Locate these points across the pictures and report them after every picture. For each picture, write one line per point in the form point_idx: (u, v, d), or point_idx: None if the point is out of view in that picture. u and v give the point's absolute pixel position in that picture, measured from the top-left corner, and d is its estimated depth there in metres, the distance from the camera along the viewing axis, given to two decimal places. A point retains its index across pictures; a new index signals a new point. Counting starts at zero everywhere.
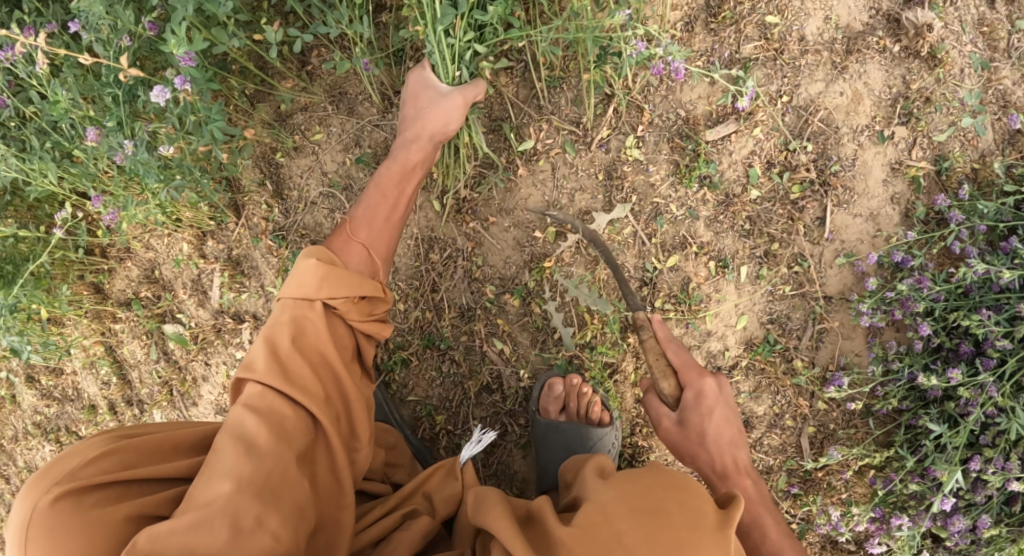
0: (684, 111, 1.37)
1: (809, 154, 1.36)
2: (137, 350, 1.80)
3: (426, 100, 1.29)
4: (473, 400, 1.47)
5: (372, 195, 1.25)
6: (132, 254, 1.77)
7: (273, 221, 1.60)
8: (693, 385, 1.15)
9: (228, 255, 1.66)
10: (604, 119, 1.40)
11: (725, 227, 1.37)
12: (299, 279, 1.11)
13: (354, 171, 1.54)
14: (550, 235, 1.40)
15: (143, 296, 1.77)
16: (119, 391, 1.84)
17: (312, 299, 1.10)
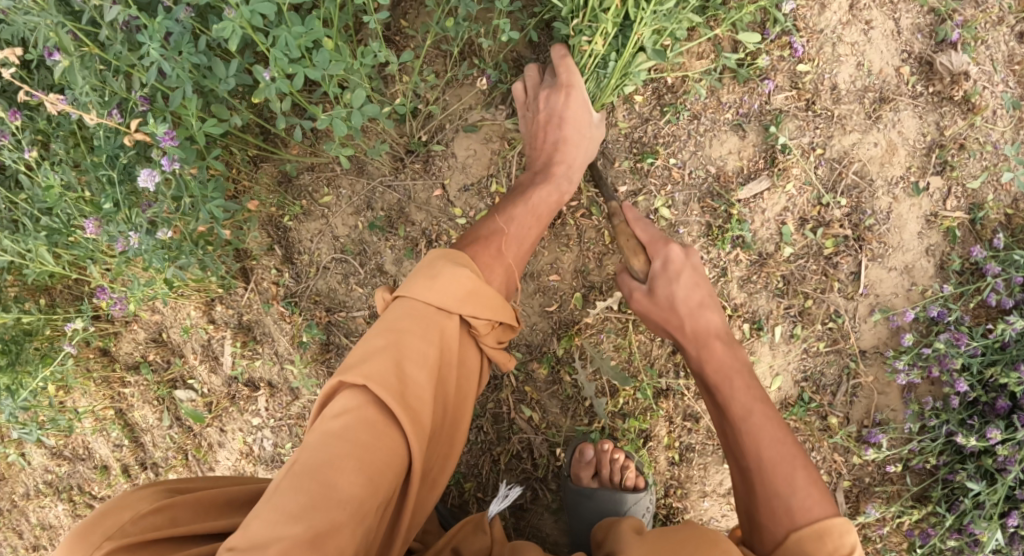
0: (715, 167, 1.33)
1: (842, 209, 1.32)
2: (148, 416, 1.77)
3: (574, 122, 1.26)
4: (501, 466, 1.43)
5: (522, 212, 1.20)
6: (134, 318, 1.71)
7: (284, 285, 1.54)
8: (695, 343, 1.16)
9: (239, 320, 1.61)
10: (630, 179, 1.34)
11: (758, 287, 1.33)
12: (440, 286, 0.97)
13: (367, 234, 1.47)
14: (578, 301, 1.36)
15: (151, 360, 1.74)
16: (132, 454, 1.80)
17: (450, 311, 0.97)
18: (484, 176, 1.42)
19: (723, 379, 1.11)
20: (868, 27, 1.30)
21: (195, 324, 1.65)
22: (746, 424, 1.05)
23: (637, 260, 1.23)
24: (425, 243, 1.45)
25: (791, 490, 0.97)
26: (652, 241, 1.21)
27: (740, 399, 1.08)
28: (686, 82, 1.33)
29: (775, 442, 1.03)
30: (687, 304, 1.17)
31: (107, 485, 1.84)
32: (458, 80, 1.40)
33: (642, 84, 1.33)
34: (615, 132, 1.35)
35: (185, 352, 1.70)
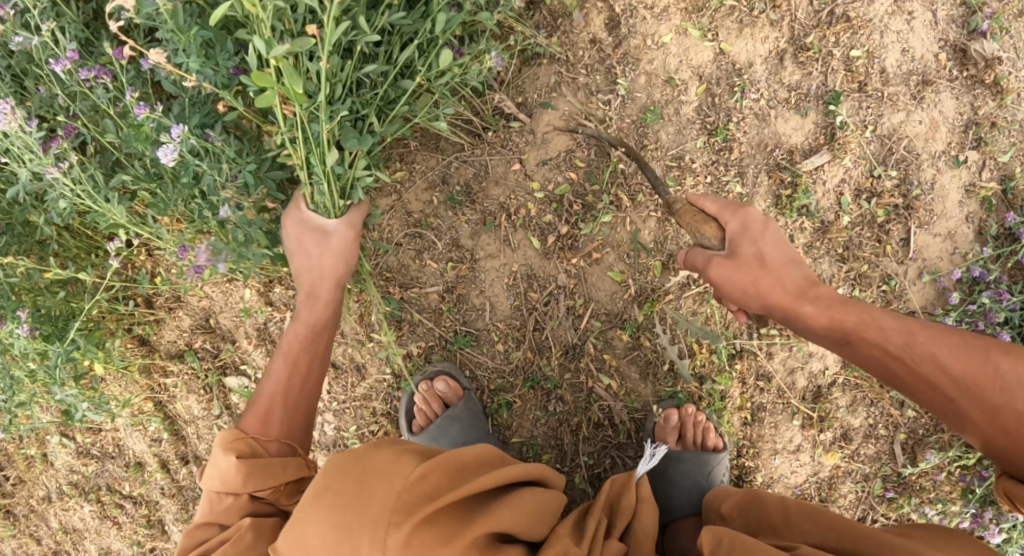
0: (782, 142, 1.42)
1: (892, 180, 1.44)
2: (193, 406, 1.83)
3: (308, 243, 1.30)
4: (577, 437, 1.49)
5: (278, 370, 1.30)
6: (179, 303, 1.77)
7: (352, 264, 1.53)
8: (737, 217, 1.10)
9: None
10: (702, 152, 1.43)
11: (821, 252, 1.44)
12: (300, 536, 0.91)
13: (445, 209, 1.51)
14: (658, 268, 1.44)
15: (197, 348, 1.78)
16: (173, 447, 1.87)
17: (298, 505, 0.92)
18: (562, 151, 1.47)
19: (800, 301, 1.06)
20: (910, 16, 1.44)
21: (252, 305, 1.72)
22: (926, 353, 0.99)
23: (709, 229, 1.14)
24: (504, 216, 1.49)
25: (991, 398, 0.93)
26: (721, 210, 1.13)
27: (809, 288, 1.07)
28: (751, 64, 1.44)
29: (862, 316, 1.04)
30: (717, 221, 1.13)
31: (142, 483, 1.91)
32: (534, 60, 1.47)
33: (711, 66, 1.44)
34: (688, 109, 1.44)
35: (239, 339, 1.76)
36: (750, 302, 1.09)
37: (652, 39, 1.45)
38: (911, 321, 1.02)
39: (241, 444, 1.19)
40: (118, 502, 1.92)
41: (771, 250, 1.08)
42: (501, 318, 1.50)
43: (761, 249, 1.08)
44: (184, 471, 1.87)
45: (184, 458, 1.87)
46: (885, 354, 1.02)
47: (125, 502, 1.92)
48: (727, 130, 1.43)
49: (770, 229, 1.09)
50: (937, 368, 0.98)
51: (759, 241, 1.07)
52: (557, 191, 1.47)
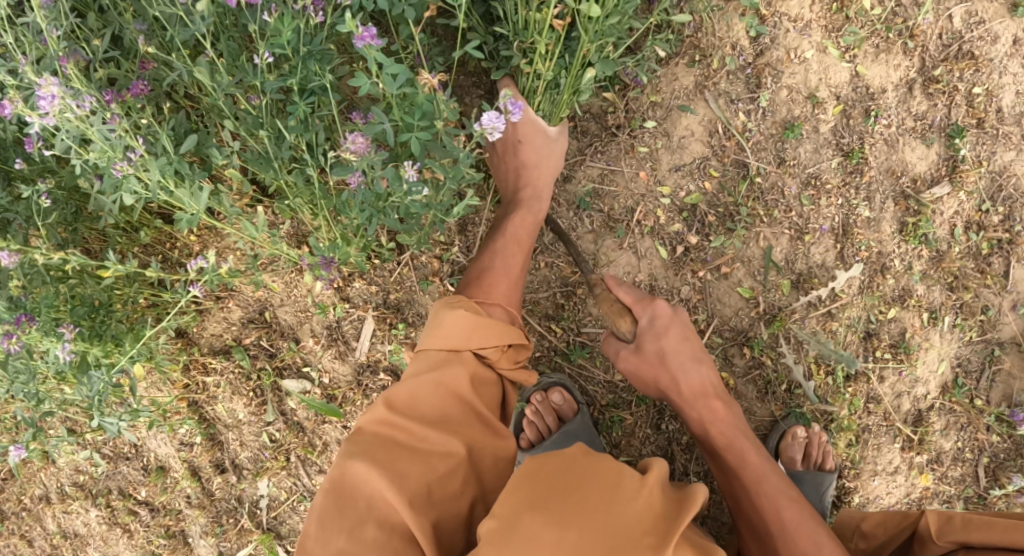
0: (908, 171, 1.45)
1: (999, 216, 1.47)
2: (236, 408, 1.69)
3: (534, 142, 1.38)
4: (690, 456, 1.47)
5: (504, 244, 1.31)
6: (229, 293, 1.66)
7: (449, 261, 1.53)
8: (646, 312, 1.25)
9: (384, 299, 1.55)
10: (834, 173, 1.44)
11: (933, 281, 1.46)
12: (445, 329, 1.11)
13: (572, 210, 1.44)
14: (786, 287, 1.44)
15: (248, 344, 1.66)
16: (208, 453, 1.73)
17: (461, 348, 1.11)
18: (698, 158, 1.44)
19: (701, 402, 1.24)
20: None
21: (322, 299, 1.58)
22: (713, 432, 1.23)
23: (624, 321, 1.27)
24: (633, 222, 1.44)
25: (743, 449, 1.20)
26: (633, 302, 1.27)
27: (714, 424, 1.23)
28: (884, 90, 1.44)
29: (725, 437, 1.22)
30: (630, 313, 1.27)
31: (165, 489, 1.78)
32: (673, 60, 1.44)
33: (847, 88, 1.44)
34: (824, 129, 1.44)
35: (302, 337, 1.62)
36: (650, 390, 1.29)
37: (794, 53, 1.44)
38: (733, 411, 1.25)
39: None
40: (132, 507, 1.80)
41: (628, 333, 1.26)
42: None
43: (662, 346, 1.24)
44: (218, 480, 1.73)
45: (219, 465, 1.73)
46: (725, 446, 1.21)
47: (140, 508, 1.79)
48: (860, 153, 1.44)
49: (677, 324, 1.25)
50: (714, 412, 1.24)
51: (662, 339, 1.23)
52: (687, 199, 1.44)
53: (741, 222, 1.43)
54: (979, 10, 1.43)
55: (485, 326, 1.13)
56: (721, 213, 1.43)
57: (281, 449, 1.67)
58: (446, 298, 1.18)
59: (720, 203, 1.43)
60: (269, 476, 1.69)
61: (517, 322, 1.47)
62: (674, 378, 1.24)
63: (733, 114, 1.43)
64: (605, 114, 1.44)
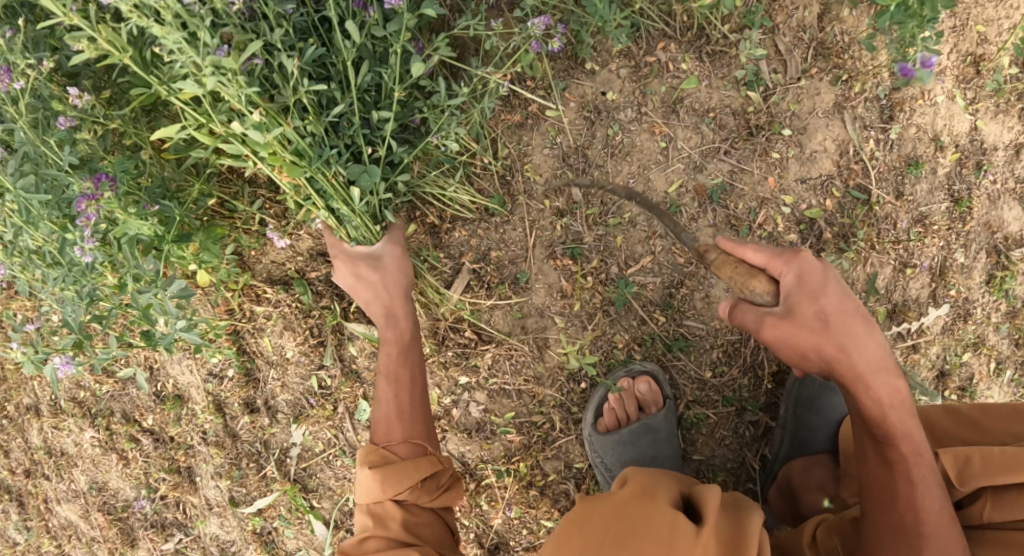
0: (1002, 228, 1.52)
1: None
2: (285, 346, 1.56)
3: (385, 269, 1.36)
4: (762, 463, 1.48)
5: (388, 388, 1.30)
6: (304, 220, 1.53)
7: (567, 231, 1.45)
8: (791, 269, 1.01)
9: (484, 254, 1.48)
10: (941, 215, 1.49)
11: (1007, 334, 1.53)
12: (364, 488, 1.22)
13: (701, 202, 1.46)
14: (881, 315, 1.48)
15: (314, 279, 1.53)
16: (240, 391, 1.59)
17: (382, 498, 1.21)
18: (824, 176, 1.47)
19: (870, 380, 0.98)
20: None
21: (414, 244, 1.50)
22: (895, 464, 1.00)
23: (756, 282, 1.04)
24: (755, 225, 1.46)
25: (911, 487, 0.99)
26: (773, 260, 1.02)
27: (894, 415, 0.99)
28: (995, 148, 1.51)
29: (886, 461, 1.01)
30: (768, 272, 1.04)
31: (178, 422, 1.65)
32: (818, 75, 1.48)
33: (966, 138, 1.51)
34: (941, 172, 1.49)
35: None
36: (807, 363, 1.00)
37: (927, 95, 1.49)
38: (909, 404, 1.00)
39: (372, 457, 1.24)
40: (135, 435, 1.69)
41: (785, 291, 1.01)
42: (724, 330, 1.46)
43: (821, 305, 0.98)
44: (244, 421, 1.60)
45: (249, 405, 1.59)
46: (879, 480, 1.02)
47: (144, 437, 1.68)
48: (968, 201, 1.50)
49: (830, 280, 1.00)
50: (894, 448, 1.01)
51: (819, 297, 0.98)
52: (807, 211, 1.47)
53: (854, 244, 1.46)
54: None
55: (392, 474, 1.21)
56: (836, 233, 1.47)
57: (330, 399, 1.55)
58: (359, 454, 1.25)
59: (837, 223, 1.47)
60: (307, 425, 1.57)
61: (622, 302, 1.45)
62: (862, 343, 0.98)
63: (862, 140, 1.47)
64: (745, 113, 1.47)
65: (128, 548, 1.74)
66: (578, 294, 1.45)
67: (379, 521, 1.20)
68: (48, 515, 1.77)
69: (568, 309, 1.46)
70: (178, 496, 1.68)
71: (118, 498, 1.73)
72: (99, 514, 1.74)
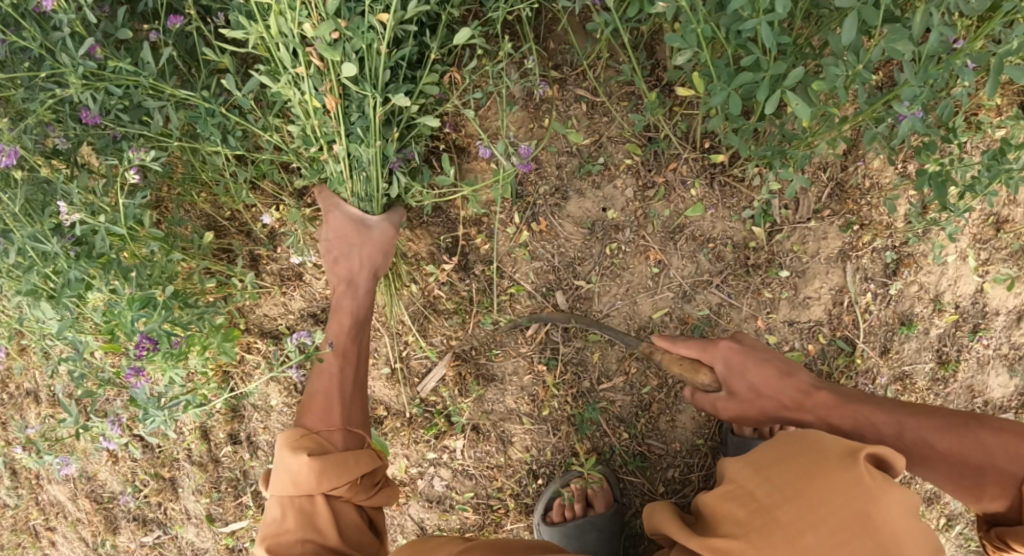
0: (984, 396, 1.56)
1: None
2: (269, 394, 1.61)
3: (349, 238, 1.34)
4: None
5: (331, 364, 1.33)
6: (298, 282, 1.57)
7: (547, 339, 1.47)
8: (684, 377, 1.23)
9: (466, 348, 1.49)
10: (923, 375, 1.52)
11: None
12: (294, 479, 1.19)
13: (682, 331, 1.45)
14: None
15: (302, 333, 1.57)
16: (226, 424, 1.62)
17: (312, 493, 1.18)
18: (812, 322, 1.47)
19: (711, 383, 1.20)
20: None
21: (399, 325, 1.50)
22: (858, 418, 1.12)
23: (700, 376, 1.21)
24: None
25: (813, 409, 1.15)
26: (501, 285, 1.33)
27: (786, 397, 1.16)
28: (996, 314, 1.55)
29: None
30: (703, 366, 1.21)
31: (166, 436, 1.64)
32: (829, 218, 1.45)
33: (968, 300, 1.53)
34: (933, 333, 1.51)
35: None
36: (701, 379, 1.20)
37: (938, 253, 1.50)
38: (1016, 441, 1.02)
39: (305, 443, 1.22)
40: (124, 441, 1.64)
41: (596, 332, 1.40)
42: (681, 447, 1.50)
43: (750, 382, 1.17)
44: (227, 450, 1.64)
45: (233, 437, 1.63)
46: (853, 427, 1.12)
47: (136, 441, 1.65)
48: (952, 366, 1.53)
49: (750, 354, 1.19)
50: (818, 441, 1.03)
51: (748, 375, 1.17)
52: (788, 353, 1.48)
53: None
54: None
55: (329, 464, 1.20)
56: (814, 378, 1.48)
57: None
58: (287, 438, 1.23)
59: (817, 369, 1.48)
60: None
61: (589, 417, 1.48)
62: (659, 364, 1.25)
63: (862, 291, 1.47)
64: (746, 249, 1.44)
65: (110, 535, 1.70)
66: (549, 402, 1.49)
67: (308, 525, 1.18)
68: (38, 489, 1.70)
69: (536, 413, 1.49)
70: (157, 500, 1.67)
71: (104, 489, 1.68)
72: (85, 499, 1.69)
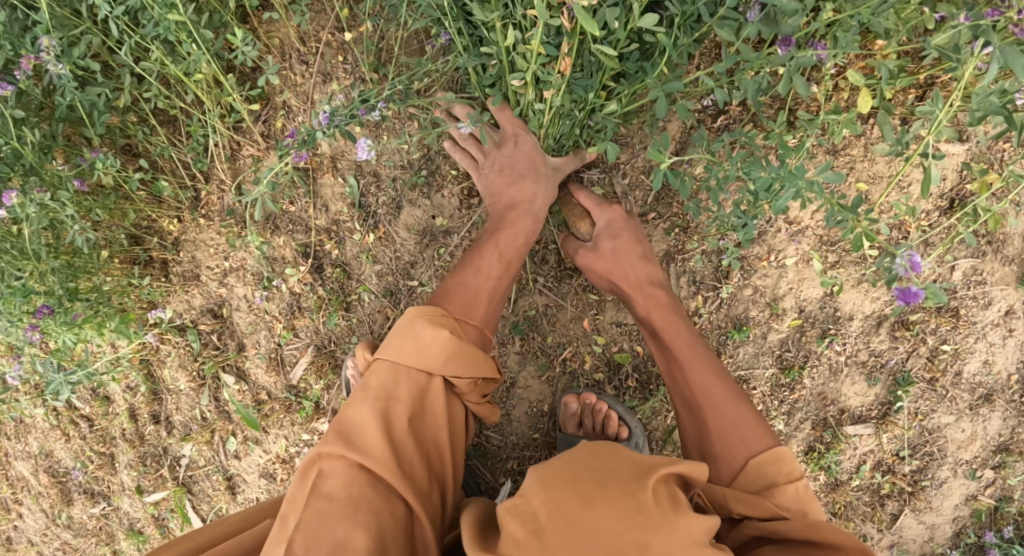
0: (839, 403, 1.51)
1: (912, 465, 1.54)
2: (179, 379, 1.79)
3: (516, 179, 1.40)
4: None
5: (479, 254, 1.36)
6: (195, 283, 1.73)
7: None
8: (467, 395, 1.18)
9: (324, 343, 1.68)
10: (763, 379, 1.51)
11: (820, 502, 1.55)
12: (419, 345, 1.14)
13: (509, 330, 1.54)
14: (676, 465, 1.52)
15: (200, 327, 1.74)
16: (147, 406, 1.82)
17: (433, 371, 1.14)
18: None
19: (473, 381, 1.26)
20: (995, 341, 1.50)
21: (272, 320, 1.70)
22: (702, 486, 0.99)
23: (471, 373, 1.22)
24: (559, 359, 1.53)
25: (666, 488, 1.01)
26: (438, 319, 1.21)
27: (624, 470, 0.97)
28: (851, 317, 1.49)
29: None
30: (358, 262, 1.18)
31: (106, 416, 1.86)
32: (653, 222, 1.49)
33: (815, 304, 1.48)
34: (773, 337, 1.49)
35: (248, 345, 1.73)
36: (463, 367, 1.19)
37: (776, 255, 1.47)
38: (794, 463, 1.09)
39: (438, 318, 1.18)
40: (74, 419, 1.88)
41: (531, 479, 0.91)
42: (518, 442, 1.56)
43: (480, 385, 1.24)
44: (150, 429, 1.84)
45: (155, 417, 1.84)
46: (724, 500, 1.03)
47: (79, 419, 1.88)
48: (798, 371, 1.50)
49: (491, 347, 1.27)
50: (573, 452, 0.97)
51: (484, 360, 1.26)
52: (618, 354, 1.51)
53: (657, 395, 1.50)
54: (983, 270, 1.48)
55: (452, 350, 1.15)
56: (643, 379, 1.51)
57: (208, 427, 1.80)
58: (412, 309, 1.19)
59: (647, 370, 1.51)
60: (193, 443, 1.81)
61: None
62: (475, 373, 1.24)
63: (687, 293, 1.49)
64: (570, 252, 1.51)
65: (65, 506, 1.94)
66: None
67: (351, 441, 1.04)
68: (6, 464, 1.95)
69: None
70: (100, 475, 1.90)
71: (59, 465, 1.92)
72: (44, 474, 1.94)
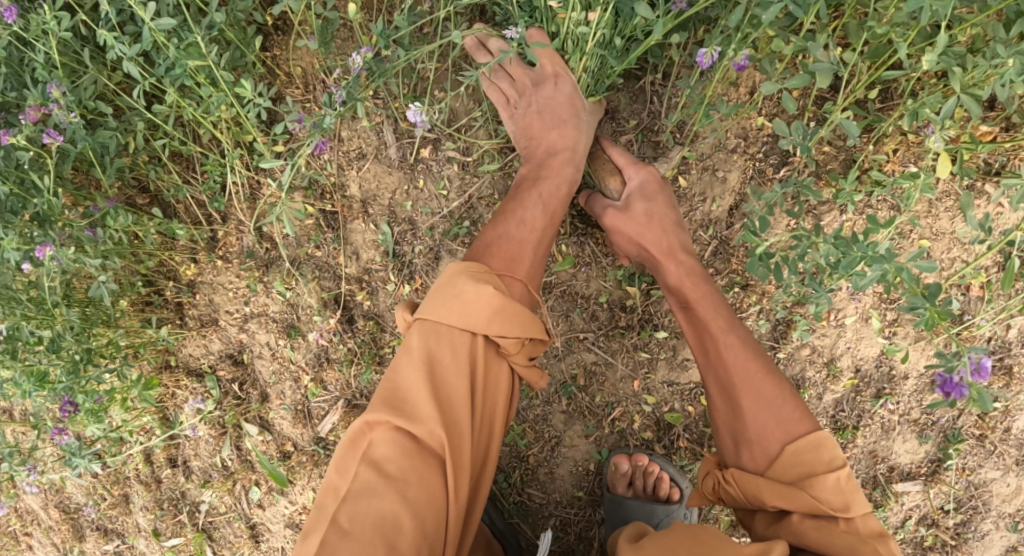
0: (888, 460, 1.50)
1: (956, 519, 1.53)
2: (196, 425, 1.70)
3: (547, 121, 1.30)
4: None
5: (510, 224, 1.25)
6: (213, 327, 1.63)
7: None
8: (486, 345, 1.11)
9: (356, 395, 1.60)
10: None
11: None
12: (469, 305, 1.09)
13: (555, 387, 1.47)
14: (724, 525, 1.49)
15: (220, 374, 1.65)
16: (163, 450, 1.74)
17: (477, 331, 1.09)
18: (694, 384, 1.45)
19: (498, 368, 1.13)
20: None
21: (299, 368, 1.61)
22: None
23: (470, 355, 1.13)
24: (607, 419, 1.47)
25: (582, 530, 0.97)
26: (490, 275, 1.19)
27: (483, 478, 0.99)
28: (906, 377, 1.46)
29: None
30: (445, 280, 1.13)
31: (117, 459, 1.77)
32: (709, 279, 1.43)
33: (871, 364, 1.45)
34: (828, 397, 1.47)
35: (273, 393, 1.64)
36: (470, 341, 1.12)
37: (835, 315, 1.43)
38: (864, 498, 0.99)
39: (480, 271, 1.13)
40: None
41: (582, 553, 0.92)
42: (562, 499, 1.51)
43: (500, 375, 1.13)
44: (167, 472, 1.75)
45: (172, 460, 1.75)
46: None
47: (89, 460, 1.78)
48: (849, 429, 1.48)
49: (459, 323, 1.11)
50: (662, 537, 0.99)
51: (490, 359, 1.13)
52: (668, 414, 1.46)
53: (708, 456, 1.46)
54: None
55: (509, 312, 1.09)
56: (694, 440, 1.46)
57: (230, 476, 1.71)
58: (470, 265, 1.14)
59: (698, 431, 1.46)
60: (213, 490, 1.72)
61: None
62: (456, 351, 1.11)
63: None
64: (621, 309, 1.44)
65: (76, 542, 1.85)
66: None
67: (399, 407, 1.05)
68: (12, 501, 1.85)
69: None
70: (112, 516, 1.81)
71: (71, 500, 1.83)
72: (55, 510, 1.84)
